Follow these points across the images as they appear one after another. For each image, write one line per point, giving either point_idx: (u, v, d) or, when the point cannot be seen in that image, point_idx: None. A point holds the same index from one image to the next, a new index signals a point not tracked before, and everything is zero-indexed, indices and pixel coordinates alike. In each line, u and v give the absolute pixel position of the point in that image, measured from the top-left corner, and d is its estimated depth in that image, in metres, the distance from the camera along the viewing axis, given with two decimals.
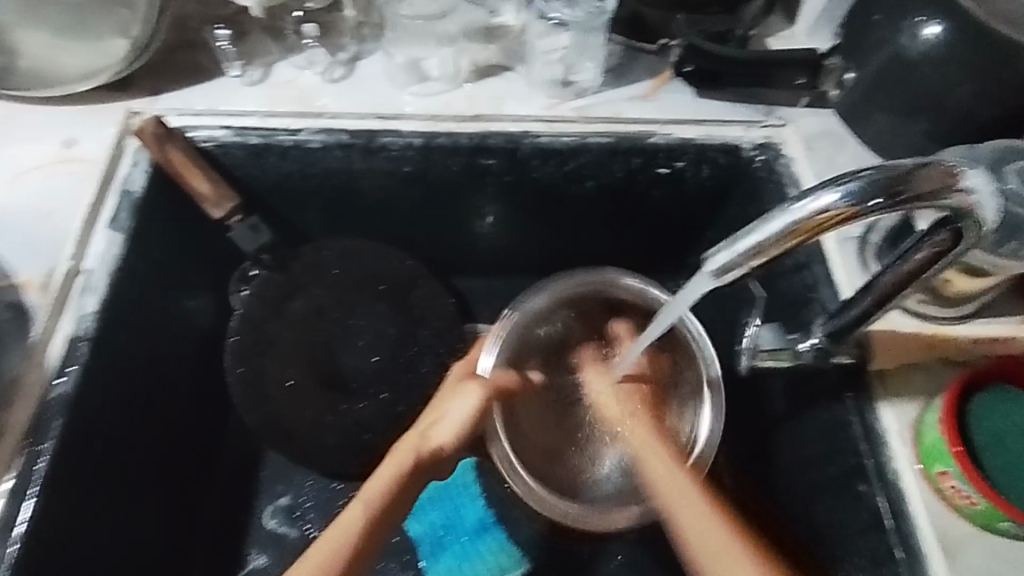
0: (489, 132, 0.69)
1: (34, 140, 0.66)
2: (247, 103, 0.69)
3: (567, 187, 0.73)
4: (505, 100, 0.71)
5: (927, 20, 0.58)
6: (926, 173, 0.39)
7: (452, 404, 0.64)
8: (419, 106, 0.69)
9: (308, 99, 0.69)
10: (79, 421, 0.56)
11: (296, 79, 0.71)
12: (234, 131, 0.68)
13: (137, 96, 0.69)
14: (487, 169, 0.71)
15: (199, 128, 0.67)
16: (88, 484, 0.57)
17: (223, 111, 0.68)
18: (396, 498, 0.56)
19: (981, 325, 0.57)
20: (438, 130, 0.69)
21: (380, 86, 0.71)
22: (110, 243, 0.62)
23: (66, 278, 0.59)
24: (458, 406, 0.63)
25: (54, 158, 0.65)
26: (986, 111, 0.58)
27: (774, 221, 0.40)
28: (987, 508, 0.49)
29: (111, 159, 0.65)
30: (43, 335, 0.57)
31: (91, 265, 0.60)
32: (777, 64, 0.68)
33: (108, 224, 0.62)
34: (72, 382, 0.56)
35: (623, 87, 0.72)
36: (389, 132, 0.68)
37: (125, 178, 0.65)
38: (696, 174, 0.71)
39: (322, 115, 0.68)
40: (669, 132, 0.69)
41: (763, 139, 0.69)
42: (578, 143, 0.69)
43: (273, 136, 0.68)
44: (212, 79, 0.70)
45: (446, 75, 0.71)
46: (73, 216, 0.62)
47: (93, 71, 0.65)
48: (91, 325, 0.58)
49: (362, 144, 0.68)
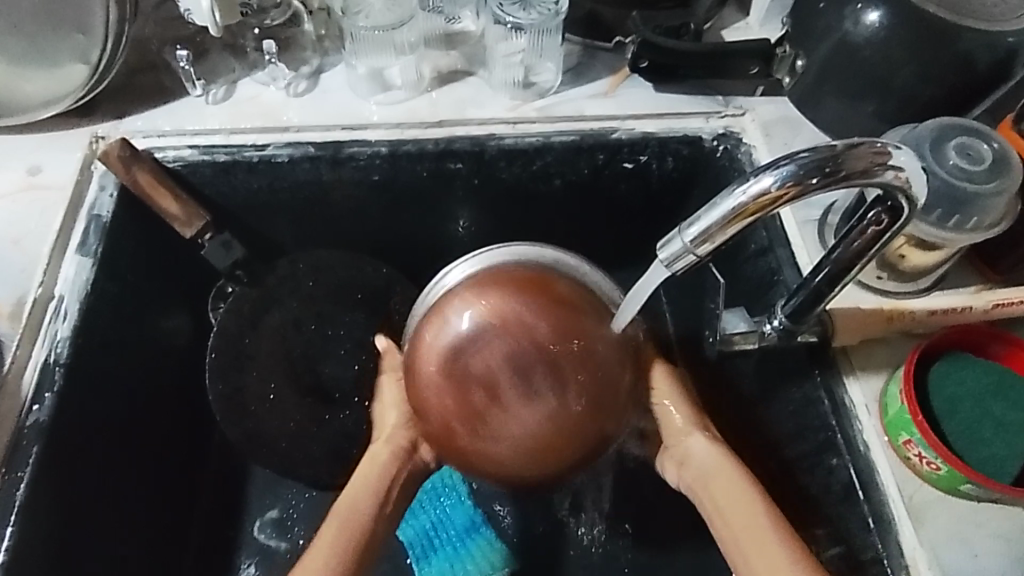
0: (454, 136, 0.70)
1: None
2: (211, 121, 0.69)
3: (535, 186, 0.74)
4: (467, 106, 0.72)
5: (866, 7, 0.60)
6: (856, 152, 0.41)
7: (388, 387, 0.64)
8: (383, 115, 0.71)
9: (274, 115, 0.70)
10: (58, 447, 0.56)
11: (260, 94, 0.71)
12: (200, 149, 0.68)
13: (101, 120, 0.69)
14: (456, 173, 0.72)
15: (165, 148, 0.68)
16: (67, 509, 0.56)
17: (188, 130, 0.69)
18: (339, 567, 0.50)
19: (940, 296, 0.59)
20: (404, 138, 0.70)
21: (345, 98, 0.72)
22: (80, 267, 0.62)
23: (38, 304, 0.60)
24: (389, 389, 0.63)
25: (20, 187, 0.65)
26: (925, 89, 0.61)
27: (719, 205, 0.41)
28: (949, 473, 0.51)
29: (77, 184, 0.65)
30: (16, 362, 0.57)
31: (63, 290, 0.61)
32: (732, 55, 0.70)
33: (77, 249, 0.62)
34: (47, 407, 0.56)
35: (582, 86, 0.73)
36: (356, 142, 0.69)
37: (93, 203, 0.65)
38: (661, 166, 0.73)
39: (288, 129, 0.69)
40: (631, 126, 0.71)
41: (722, 129, 0.71)
42: (542, 142, 0.70)
43: (241, 153, 0.68)
44: (176, 99, 0.70)
45: (409, 83, 0.73)
46: (41, 243, 0.63)
47: (54, 97, 0.66)
48: (64, 350, 0.58)
49: (329, 156, 0.69)
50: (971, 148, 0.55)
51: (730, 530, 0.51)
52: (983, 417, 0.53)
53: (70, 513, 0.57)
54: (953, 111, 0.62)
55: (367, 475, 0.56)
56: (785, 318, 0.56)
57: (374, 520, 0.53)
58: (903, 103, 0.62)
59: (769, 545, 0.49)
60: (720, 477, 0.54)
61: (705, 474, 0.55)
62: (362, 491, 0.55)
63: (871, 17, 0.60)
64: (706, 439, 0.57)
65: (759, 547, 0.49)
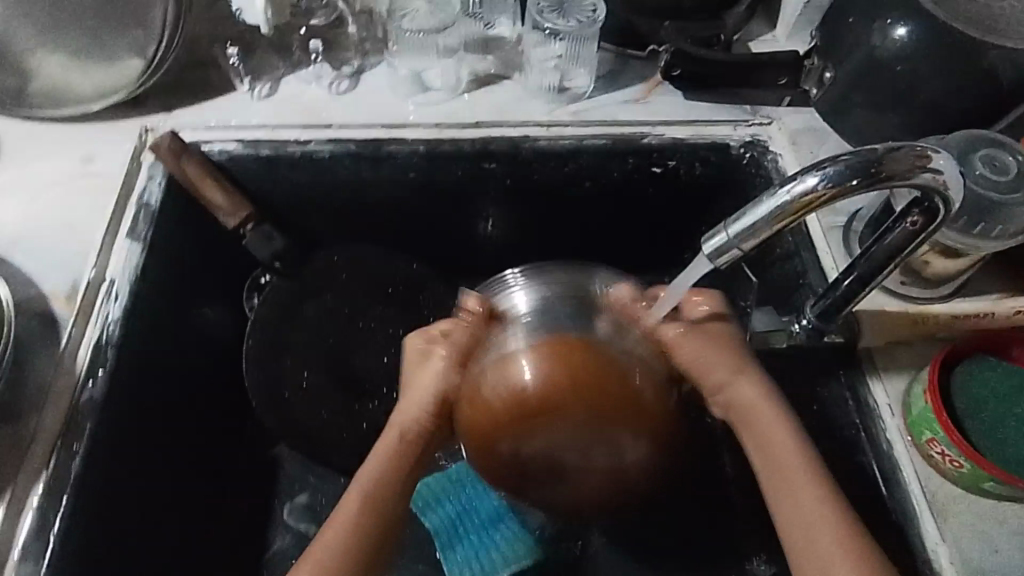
0: (490, 138, 0.72)
1: (54, 157, 0.69)
2: (257, 118, 0.72)
3: (566, 187, 0.76)
4: (504, 108, 0.75)
5: (894, 23, 0.62)
6: (898, 155, 0.43)
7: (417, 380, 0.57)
8: (422, 114, 0.73)
9: (316, 113, 0.73)
10: (110, 423, 0.58)
11: (303, 92, 0.74)
12: (245, 143, 0.71)
13: (151, 113, 0.72)
14: (491, 173, 0.74)
15: (213, 141, 0.70)
16: (116, 485, 0.58)
17: (235, 125, 0.71)
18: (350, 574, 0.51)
19: (961, 303, 0.61)
20: (442, 137, 0.72)
21: (385, 98, 0.74)
22: (132, 252, 0.64)
23: (92, 286, 0.62)
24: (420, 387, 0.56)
25: (73, 175, 0.68)
26: (949, 103, 0.63)
27: (764, 203, 0.43)
28: (972, 470, 0.52)
29: (129, 174, 0.68)
30: (71, 342, 0.59)
31: (115, 274, 0.63)
32: (754, 68, 0.73)
33: (129, 235, 0.65)
34: (100, 385, 0.58)
35: (615, 92, 0.76)
36: (396, 140, 0.72)
37: (143, 191, 0.67)
38: (690, 172, 0.75)
39: (330, 126, 0.72)
40: (661, 132, 0.73)
41: (750, 137, 0.73)
42: (576, 145, 0.73)
43: (285, 148, 0.71)
44: (224, 96, 0.73)
45: (448, 85, 0.75)
46: (94, 229, 0.65)
47: (108, 89, 0.69)
48: (115, 331, 0.60)
49: (370, 153, 0.71)
50: (995, 160, 0.57)
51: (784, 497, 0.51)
52: (1004, 417, 0.55)
53: (119, 490, 0.58)
54: (977, 124, 0.64)
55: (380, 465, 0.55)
56: (814, 317, 0.59)
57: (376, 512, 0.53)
58: (930, 115, 0.64)
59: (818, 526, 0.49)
60: (792, 474, 0.51)
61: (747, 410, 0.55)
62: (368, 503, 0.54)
63: (898, 32, 0.62)
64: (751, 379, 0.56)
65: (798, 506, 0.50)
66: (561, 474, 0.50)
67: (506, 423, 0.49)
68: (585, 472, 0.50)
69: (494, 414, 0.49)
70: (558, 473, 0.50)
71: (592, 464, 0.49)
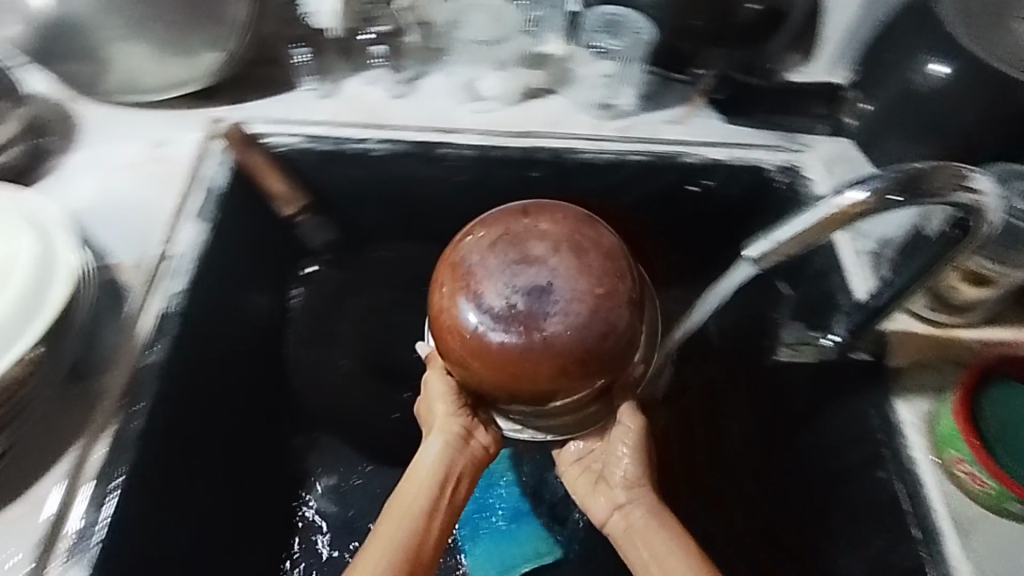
0: (537, 147, 0.76)
1: (129, 139, 0.73)
2: (320, 114, 0.76)
3: (604, 199, 0.79)
4: (553, 120, 0.78)
5: (937, 59, 0.65)
6: (938, 174, 0.45)
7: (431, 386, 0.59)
8: (474, 121, 0.77)
9: (375, 113, 0.77)
10: (173, 387, 0.60)
11: (363, 93, 0.79)
12: (309, 138, 0.74)
13: (220, 105, 0.76)
14: (534, 181, 0.78)
15: (274, 135, 0.74)
16: (181, 448, 0.60)
17: (298, 120, 0.75)
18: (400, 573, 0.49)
19: (990, 330, 0.63)
20: (492, 144, 0.76)
21: (440, 104, 0.79)
22: (200, 231, 0.68)
23: (158, 261, 0.65)
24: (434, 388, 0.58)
25: (146, 157, 0.72)
26: (985, 139, 0.65)
27: (808, 213, 0.46)
28: (996, 490, 0.54)
29: (198, 158, 0.72)
30: (137, 308, 0.62)
31: (180, 250, 0.66)
32: (799, 93, 0.78)
33: (195, 215, 0.69)
34: (163, 351, 0.60)
35: (658, 111, 0.80)
36: (448, 144, 0.76)
37: (208, 176, 0.71)
38: (726, 191, 0.77)
39: (387, 127, 0.76)
40: (702, 153, 0.77)
41: (786, 163, 0.76)
42: (618, 159, 0.76)
43: (343, 145, 0.74)
44: (290, 92, 0.78)
45: (501, 94, 0.79)
46: (165, 207, 0.69)
47: (183, 79, 0.74)
48: (179, 302, 0.63)
49: (423, 153, 0.75)
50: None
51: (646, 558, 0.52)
52: None
53: (182, 453, 0.60)
54: None
55: (417, 478, 0.55)
56: (845, 333, 0.63)
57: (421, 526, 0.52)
58: (965, 149, 0.66)
59: None
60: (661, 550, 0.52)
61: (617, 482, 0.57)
62: (400, 526, 0.52)
63: (941, 69, 0.64)
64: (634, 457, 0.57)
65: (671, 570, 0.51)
66: (556, 342, 0.48)
67: (447, 330, 0.50)
68: (570, 332, 0.48)
69: (436, 322, 0.51)
70: (544, 345, 0.47)
71: (570, 309, 0.48)
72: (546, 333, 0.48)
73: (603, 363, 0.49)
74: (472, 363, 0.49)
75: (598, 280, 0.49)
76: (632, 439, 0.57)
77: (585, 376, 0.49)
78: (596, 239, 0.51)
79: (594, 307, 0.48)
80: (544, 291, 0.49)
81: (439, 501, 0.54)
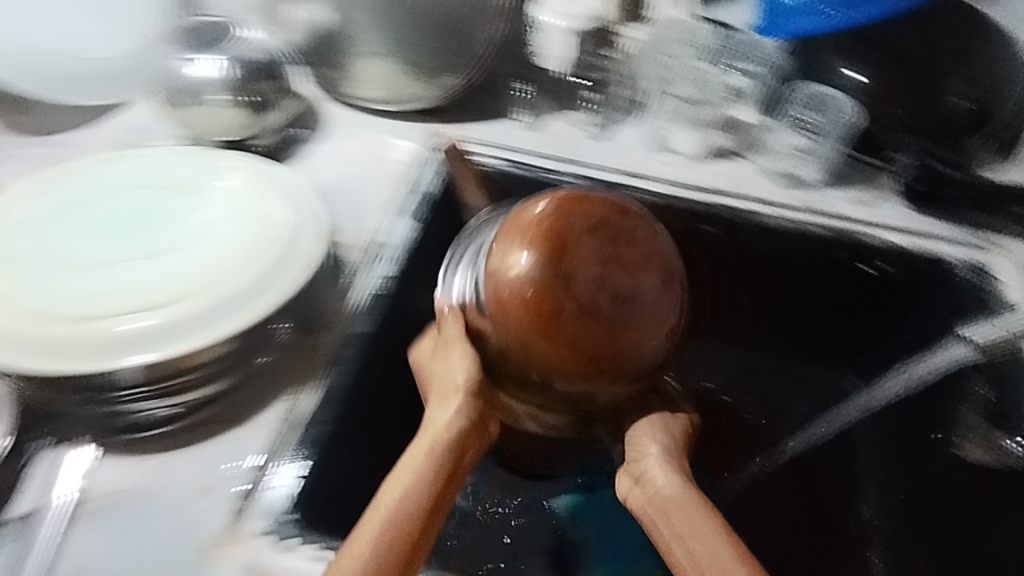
0: (714, 204, 0.79)
1: (363, 139, 0.84)
2: (524, 142, 0.84)
3: (766, 265, 0.78)
4: (738, 181, 0.82)
5: None
6: None
7: (452, 359, 0.56)
8: (663, 171, 0.83)
9: (574, 148, 0.84)
10: (369, 360, 0.66)
11: (566, 130, 0.87)
12: (509, 162, 0.81)
13: (440, 122, 0.86)
14: (706, 236, 0.79)
15: (481, 154, 0.82)
16: (369, 421, 0.64)
17: (504, 144, 0.84)
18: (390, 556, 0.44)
19: None
20: (677, 195, 0.80)
21: (634, 149, 0.85)
22: (411, 229, 0.75)
23: (373, 245, 0.74)
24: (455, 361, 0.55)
25: (374, 155, 0.83)
26: None
27: None
28: None
29: (415, 162, 0.81)
30: (348, 280, 0.70)
31: (390, 239, 0.74)
32: (1002, 196, 0.77)
33: (404, 211, 0.76)
34: (368, 323, 0.67)
35: (844, 191, 0.80)
36: (633, 187, 0.80)
37: (420, 178, 0.79)
38: (901, 280, 0.74)
39: (581, 162, 0.82)
40: (885, 236, 0.76)
41: (975, 262, 0.73)
42: (796, 228, 0.77)
43: (538, 173, 0.80)
44: (501, 119, 0.87)
45: (693, 152, 0.84)
46: (381, 201, 0.78)
47: (419, 94, 0.85)
48: (384, 284, 0.70)
49: (609, 190, 0.80)
50: None
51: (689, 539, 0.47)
52: None
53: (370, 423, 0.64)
54: None
55: (416, 458, 0.50)
56: None
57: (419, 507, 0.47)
58: None
59: None
60: (695, 535, 0.47)
61: (646, 473, 0.52)
62: (399, 487, 0.48)
63: None
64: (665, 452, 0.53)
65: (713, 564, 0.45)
66: (619, 339, 0.50)
67: (531, 302, 0.49)
68: (649, 321, 0.50)
69: (513, 289, 0.50)
70: (605, 336, 0.49)
71: (636, 312, 0.50)
72: (618, 329, 0.49)
73: (644, 365, 0.51)
74: (530, 329, 0.50)
75: (672, 284, 0.51)
76: (655, 432, 0.55)
77: (626, 375, 0.51)
78: (656, 241, 0.51)
79: (658, 309, 0.50)
80: (633, 295, 0.49)
81: (440, 457, 0.50)
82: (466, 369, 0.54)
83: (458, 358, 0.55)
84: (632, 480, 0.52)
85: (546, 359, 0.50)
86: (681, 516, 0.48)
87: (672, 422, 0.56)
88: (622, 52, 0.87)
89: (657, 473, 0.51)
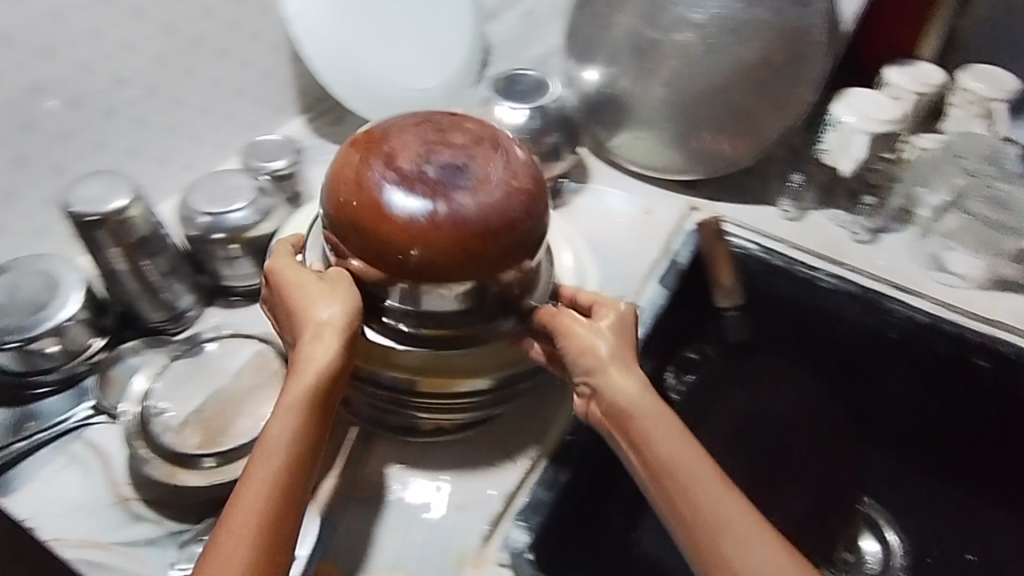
0: (999, 336, 0.74)
1: (624, 199, 0.87)
2: (783, 232, 0.84)
3: None
4: None
5: None
6: None
7: (320, 307, 0.52)
8: (936, 291, 0.78)
9: (837, 249, 0.82)
10: None
11: (827, 228, 0.85)
12: (765, 249, 0.81)
13: (700, 197, 0.87)
14: (978, 369, 0.74)
15: (739, 236, 0.82)
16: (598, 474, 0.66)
17: (762, 231, 0.83)
18: (268, 526, 0.46)
19: None
20: (948, 317, 0.75)
21: (904, 260, 0.82)
22: (659, 294, 0.77)
23: (627, 305, 0.75)
24: (327, 310, 0.52)
25: (636, 219, 0.85)
26: None
27: None
28: None
29: (672, 233, 0.83)
30: None
31: (644, 303, 0.76)
32: None
33: (659, 279, 0.78)
34: None
35: None
36: (898, 300, 0.77)
37: (675, 251, 0.81)
38: None
39: (844, 264, 0.80)
40: None
41: None
42: None
43: (793, 265, 0.80)
44: (763, 206, 0.87)
45: (969, 274, 0.79)
46: (638, 265, 0.80)
47: (690, 167, 0.86)
48: None
49: (870, 300, 0.77)
50: None
51: (679, 463, 0.48)
52: None
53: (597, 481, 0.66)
54: None
55: (290, 409, 0.50)
56: None
57: (289, 466, 0.48)
58: None
59: (758, 536, 0.46)
60: (681, 468, 0.48)
61: (618, 404, 0.51)
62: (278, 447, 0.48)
63: None
64: (627, 371, 0.53)
65: (712, 503, 0.47)
66: (461, 222, 0.52)
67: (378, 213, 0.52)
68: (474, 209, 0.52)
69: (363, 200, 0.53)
70: (457, 222, 0.52)
71: (476, 191, 0.53)
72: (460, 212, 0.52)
73: (505, 255, 0.53)
74: (384, 246, 0.52)
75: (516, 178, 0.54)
76: (607, 331, 0.55)
77: (498, 269, 0.54)
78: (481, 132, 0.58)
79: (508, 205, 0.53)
80: (455, 170, 0.54)
81: (316, 394, 0.50)
82: (332, 310, 0.52)
83: (334, 304, 0.52)
84: (585, 394, 0.54)
85: (417, 270, 0.52)
86: (683, 459, 0.49)
87: (616, 327, 0.56)
88: (906, 158, 0.82)
89: (624, 394, 0.51)
